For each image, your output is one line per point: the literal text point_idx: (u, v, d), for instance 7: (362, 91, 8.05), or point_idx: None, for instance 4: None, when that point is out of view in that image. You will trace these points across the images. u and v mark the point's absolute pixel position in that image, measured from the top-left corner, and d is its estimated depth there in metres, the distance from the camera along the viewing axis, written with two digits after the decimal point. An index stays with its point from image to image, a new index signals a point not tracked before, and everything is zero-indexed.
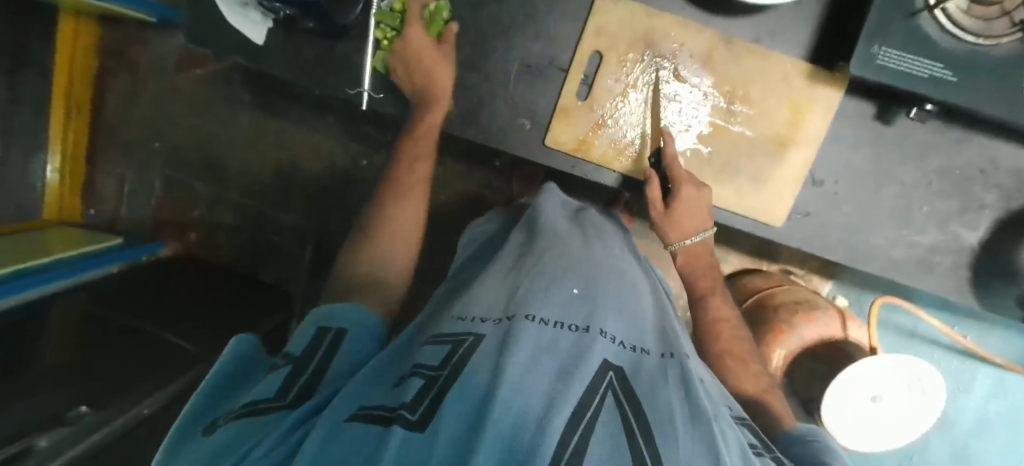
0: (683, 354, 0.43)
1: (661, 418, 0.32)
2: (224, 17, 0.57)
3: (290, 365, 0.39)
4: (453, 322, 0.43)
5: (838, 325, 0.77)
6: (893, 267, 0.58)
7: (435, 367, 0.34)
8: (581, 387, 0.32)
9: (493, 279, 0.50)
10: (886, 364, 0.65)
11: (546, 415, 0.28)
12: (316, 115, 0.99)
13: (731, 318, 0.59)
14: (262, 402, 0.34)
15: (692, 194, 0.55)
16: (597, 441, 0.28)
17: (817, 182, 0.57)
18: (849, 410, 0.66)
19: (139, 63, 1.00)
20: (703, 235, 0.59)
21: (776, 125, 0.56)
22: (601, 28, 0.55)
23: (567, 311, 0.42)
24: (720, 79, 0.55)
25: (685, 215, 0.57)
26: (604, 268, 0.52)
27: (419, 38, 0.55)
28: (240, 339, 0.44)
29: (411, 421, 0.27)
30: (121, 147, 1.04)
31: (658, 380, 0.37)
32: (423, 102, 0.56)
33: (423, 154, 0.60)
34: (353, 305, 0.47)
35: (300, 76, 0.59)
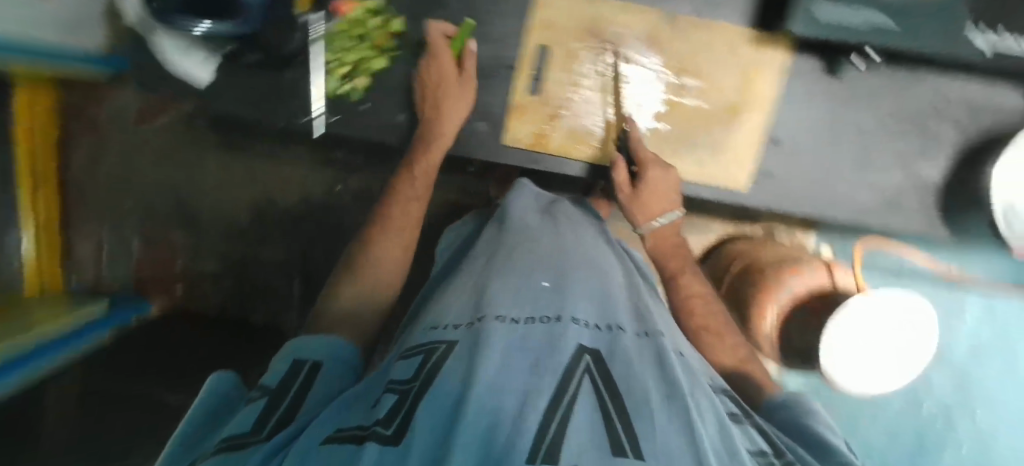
0: (659, 333, 0.46)
1: (636, 396, 0.35)
2: (167, 62, 0.58)
3: (266, 398, 0.40)
4: (426, 332, 0.45)
5: (824, 274, 0.78)
6: (859, 205, 0.66)
7: (406, 380, 0.38)
8: (555, 377, 0.36)
9: (462, 285, 0.53)
10: (879, 300, 0.66)
11: (519, 412, 0.31)
12: (286, 148, 1.00)
13: (703, 294, 0.63)
14: (236, 437, 0.35)
15: (658, 173, 0.62)
16: (575, 427, 0.31)
17: (777, 142, 0.65)
18: (846, 348, 0.66)
19: (99, 121, 1.00)
20: (675, 215, 0.64)
21: (727, 93, 0.65)
22: (547, 22, 0.63)
23: (539, 308, 0.45)
24: (671, 59, 0.65)
25: (653, 198, 0.63)
26: (574, 260, 0.55)
27: (441, 71, 0.61)
28: (214, 379, 0.45)
29: (385, 436, 0.30)
30: (94, 209, 1.03)
31: (632, 359, 0.40)
32: (428, 127, 0.62)
33: (423, 174, 0.64)
34: (327, 338, 0.49)
35: (251, 109, 0.62)
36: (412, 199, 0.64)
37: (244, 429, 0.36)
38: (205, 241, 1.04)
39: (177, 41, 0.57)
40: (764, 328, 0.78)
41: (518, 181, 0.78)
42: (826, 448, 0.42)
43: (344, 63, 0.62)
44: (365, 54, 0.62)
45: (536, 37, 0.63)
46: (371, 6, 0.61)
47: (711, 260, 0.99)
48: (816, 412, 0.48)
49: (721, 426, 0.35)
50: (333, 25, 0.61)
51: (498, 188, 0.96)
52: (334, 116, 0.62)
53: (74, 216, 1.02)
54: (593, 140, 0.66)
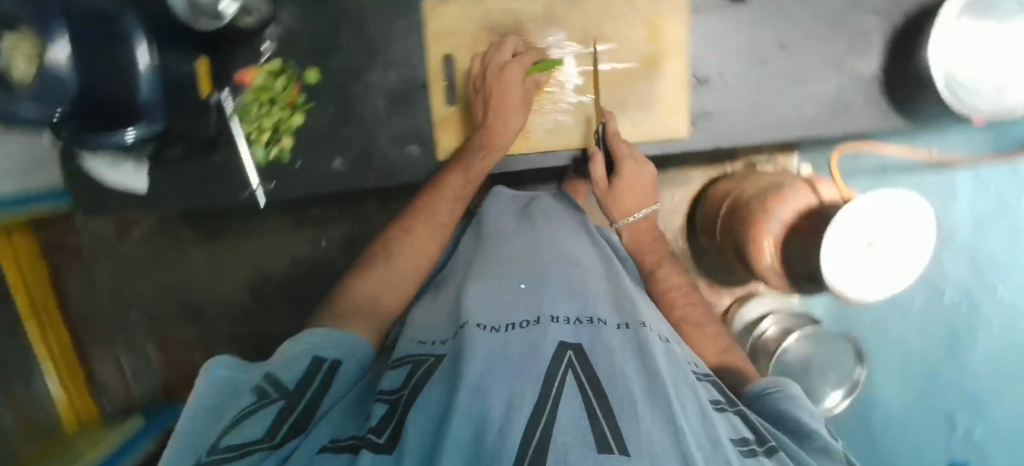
0: (641, 323, 0.45)
1: (619, 389, 0.34)
2: (105, 177, 0.61)
3: (283, 399, 0.37)
4: (412, 345, 0.46)
5: (809, 193, 0.73)
6: (813, 124, 0.58)
7: (395, 390, 0.38)
8: (537, 383, 0.35)
9: (439, 302, 0.54)
10: (870, 203, 0.63)
11: (507, 416, 0.31)
12: (261, 218, 1.02)
13: (681, 287, 0.58)
14: (247, 442, 0.32)
15: (634, 169, 0.57)
16: (562, 424, 0.30)
17: (703, 80, 0.59)
18: (843, 262, 0.63)
19: (83, 248, 1.03)
20: (650, 210, 0.60)
21: (641, 46, 0.59)
22: (439, 32, 0.60)
23: (516, 313, 0.45)
24: (572, 29, 0.60)
25: (628, 193, 0.59)
26: (548, 256, 0.54)
27: (513, 75, 0.56)
28: (215, 364, 0.40)
29: (378, 444, 0.31)
30: (104, 331, 1.05)
31: (614, 351, 0.39)
32: (483, 142, 0.57)
33: (444, 200, 0.59)
34: (348, 335, 0.48)
35: (190, 197, 0.62)
36: (458, 198, 0.59)
37: (257, 432, 0.33)
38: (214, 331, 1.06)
39: (102, 158, 0.59)
40: (764, 261, 0.75)
41: (493, 190, 0.74)
42: (805, 433, 0.39)
43: (263, 130, 0.61)
44: (278, 116, 0.61)
45: (437, 52, 0.60)
46: (269, 68, 0.60)
47: (702, 205, 0.98)
48: (796, 392, 0.43)
49: (703, 416, 0.34)
50: (242, 100, 0.60)
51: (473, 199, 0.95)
52: (270, 183, 0.62)
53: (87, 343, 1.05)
54: (540, 132, 0.62)
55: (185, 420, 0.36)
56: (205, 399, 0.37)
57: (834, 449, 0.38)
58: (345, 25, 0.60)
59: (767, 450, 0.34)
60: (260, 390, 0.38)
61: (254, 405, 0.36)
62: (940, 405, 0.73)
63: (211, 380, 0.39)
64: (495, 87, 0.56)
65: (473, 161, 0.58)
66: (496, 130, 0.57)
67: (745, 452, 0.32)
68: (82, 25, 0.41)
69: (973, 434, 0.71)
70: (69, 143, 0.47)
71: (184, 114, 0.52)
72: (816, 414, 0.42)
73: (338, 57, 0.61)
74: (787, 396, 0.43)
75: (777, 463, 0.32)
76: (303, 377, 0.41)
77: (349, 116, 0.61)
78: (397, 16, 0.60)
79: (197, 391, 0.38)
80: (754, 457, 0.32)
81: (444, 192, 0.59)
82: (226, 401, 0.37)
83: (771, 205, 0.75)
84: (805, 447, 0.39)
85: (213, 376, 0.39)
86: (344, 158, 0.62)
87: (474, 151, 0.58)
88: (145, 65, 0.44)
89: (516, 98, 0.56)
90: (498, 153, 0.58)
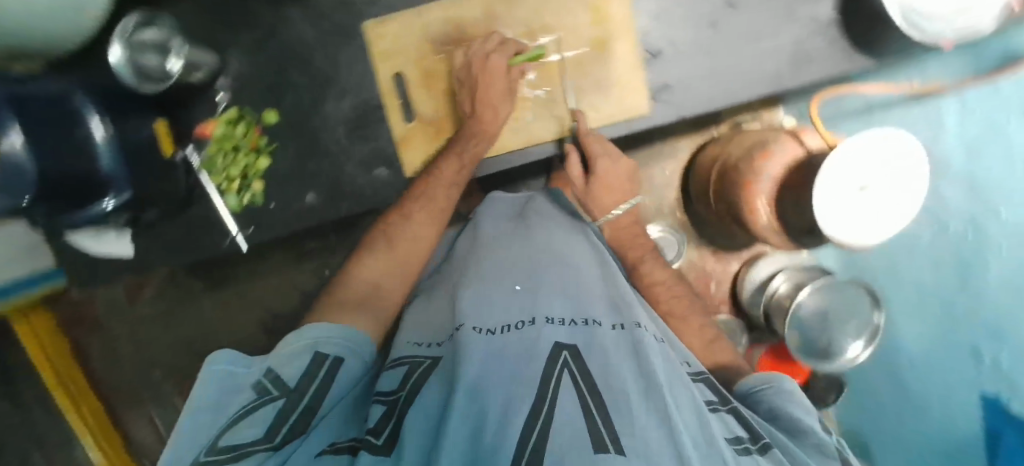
0: (635, 323, 0.44)
1: (614, 390, 0.33)
2: (92, 247, 0.61)
3: (283, 398, 0.37)
4: (409, 346, 0.47)
5: (795, 146, 0.68)
6: (776, 78, 0.57)
7: (392, 391, 0.39)
8: (533, 386, 0.34)
9: (436, 303, 0.54)
10: (861, 144, 0.58)
11: (505, 416, 0.31)
12: (262, 258, 1.02)
13: (666, 280, 0.62)
14: (245, 444, 0.32)
15: (608, 166, 0.60)
16: (559, 423, 0.29)
17: (655, 55, 0.59)
18: (832, 207, 0.57)
19: (100, 317, 1.07)
20: (632, 202, 0.64)
21: (586, 32, 0.58)
22: (384, 53, 0.60)
23: (512, 313, 0.45)
24: (513, 26, 0.59)
25: (604, 191, 0.62)
26: (540, 258, 0.54)
27: (497, 62, 0.55)
28: (220, 358, 0.41)
29: (377, 446, 0.32)
30: (132, 393, 1.08)
31: (608, 351, 0.39)
32: (474, 133, 0.57)
33: (433, 209, 0.58)
34: (352, 331, 0.45)
35: (175, 254, 0.65)
36: (453, 184, 0.59)
37: (256, 434, 0.33)
38: None
39: (85, 231, 0.59)
40: (760, 219, 0.70)
41: (490, 195, 0.73)
42: (799, 429, 0.39)
43: (231, 177, 0.62)
44: (245, 162, 0.62)
45: (386, 69, 0.61)
46: (228, 117, 0.62)
47: (693, 173, 0.94)
48: (791, 389, 0.44)
49: (699, 416, 0.33)
50: (207, 154, 0.61)
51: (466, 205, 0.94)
52: (248, 228, 0.64)
53: (118, 409, 1.09)
54: (506, 137, 0.62)
55: (189, 414, 0.37)
56: (208, 393, 0.38)
57: (828, 444, 0.37)
58: (293, 62, 0.61)
59: (761, 449, 0.33)
60: (259, 388, 0.38)
61: (254, 403, 0.36)
62: (964, 337, 0.64)
63: (213, 374, 0.40)
64: (479, 79, 0.56)
65: (466, 148, 0.58)
66: (486, 118, 0.57)
67: (739, 451, 0.32)
68: (30, 112, 0.39)
69: (1001, 369, 0.58)
70: (50, 225, 0.49)
71: (156, 178, 0.54)
72: (812, 411, 0.42)
73: (291, 94, 0.62)
74: (779, 392, 0.44)
75: (771, 461, 0.32)
76: (308, 371, 0.39)
77: (315, 149, 0.62)
78: (339, 46, 0.61)
79: (201, 384, 0.39)
80: (748, 455, 0.31)
81: (440, 178, 0.58)
82: (227, 398, 0.38)
83: (758, 163, 0.70)
84: (799, 444, 0.38)
85: (216, 369, 0.40)
86: (316, 192, 0.63)
87: (465, 142, 0.58)
88: (102, 136, 0.46)
89: (501, 91, 0.56)
90: (489, 141, 0.58)
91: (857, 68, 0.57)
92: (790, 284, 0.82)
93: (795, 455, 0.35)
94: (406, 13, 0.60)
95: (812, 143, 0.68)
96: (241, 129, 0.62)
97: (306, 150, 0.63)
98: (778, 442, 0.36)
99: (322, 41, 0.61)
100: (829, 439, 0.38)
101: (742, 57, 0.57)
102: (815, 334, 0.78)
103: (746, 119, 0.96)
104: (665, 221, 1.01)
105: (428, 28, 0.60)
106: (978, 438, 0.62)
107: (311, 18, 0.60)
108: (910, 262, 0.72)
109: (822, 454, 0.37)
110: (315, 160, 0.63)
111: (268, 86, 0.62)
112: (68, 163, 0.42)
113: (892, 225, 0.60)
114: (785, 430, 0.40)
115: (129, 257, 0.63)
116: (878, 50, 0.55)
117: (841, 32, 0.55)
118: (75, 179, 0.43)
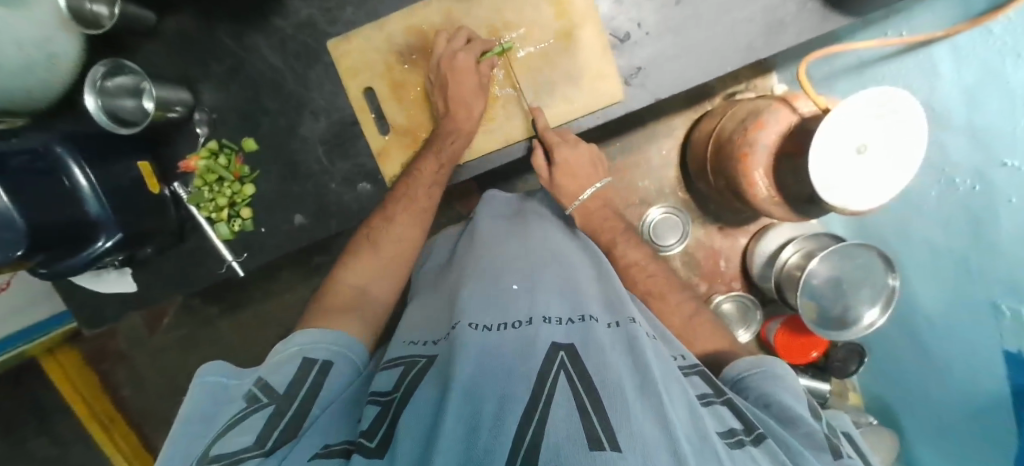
0: (630, 320, 0.42)
1: (610, 386, 0.31)
2: (98, 288, 0.68)
3: (273, 404, 0.38)
4: (402, 346, 0.45)
5: (788, 111, 0.61)
6: (749, 48, 0.57)
7: (388, 391, 0.36)
8: (530, 383, 0.31)
9: (429, 306, 0.53)
10: (848, 109, 0.51)
11: (501, 411, 0.28)
12: (271, 278, 1.04)
13: (642, 260, 0.61)
14: (235, 451, 0.33)
15: (571, 152, 0.60)
16: (555, 422, 0.27)
17: (623, 40, 0.58)
18: (834, 177, 0.51)
19: (124, 349, 1.11)
20: (601, 185, 0.63)
21: (549, 24, 0.58)
22: (353, 68, 0.61)
23: (509, 312, 0.42)
24: (476, 26, 0.59)
25: (568, 178, 0.62)
26: (536, 257, 0.52)
27: (463, 60, 0.56)
28: (213, 369, 0.43)
29: (369, 449, 0.30)
30: (160, 419, 1.12)
31: (605, 348, 0.36)
32: (450, 130, 0.58)
33: (409, 215, 0.59)
34: (341, 334, 0.48)
35: (176, 286, 0.68)
36: (433, 184, 0.60)
37: (248, 441, 0.34)
38: None
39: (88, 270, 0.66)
40: (758, 193, 0.63)
41: (487, 193, 0.71)
42: (791, 417, 0.38)
43: (219, 207, 0.64)
44: (230, 191, 0.64)
45: (355, 85, 0.61)
46: (209, 148, 0.63)
47: (690, 150, 0.89)
48: (780, 374, 0.44)
49: (693, 411, 0.32)
50: (193, 188, 0.64)
51: (462, 205, 0.93)
52: (241, 254, 0.66)
53: (150, 436, 1.13)
54: (480, 139, 0.62)
55: (181, 426, 0.38)
56: (199, 405, 0.40)
57: (818, 433, 0.37)
58: (265, 88, 0.63)
59: (754, 439, 0.33)
60: (251, 396, 0.39)
61: (245, 411, 0.37)
62: (981, 292, 0.58)
63: (205, 386, 0.41)
64: (449, 78, 0.56)
65: (443, 145, 0.59)
66: (460, 116, 0.58)
67: (732, 445, 0.31)
68: (15, 172, 0.43)
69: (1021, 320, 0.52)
70: (52, 278, 0.53)
71: (145, 213, 0.58)
72: (801, 396, 0.42)
73: (267, 120, 0.64)
74: (769, 376, 0.44)
75: (765, 454, 0.31)
76: (297, 377, 0.41)
77: (296, 172, 0.64)
78: (306, 67, 0.62)
79: (191, 397, 0.41)
80: (741, 448, 0.31)
81: (421, 179, 0.59)
82: (221, 408, 0.39)
83: (750, 134, 0.63)
84: (790, 432, 0.38)
85: (206, 380, 0.42)
86: (302, 213, 0.65)
87: (442, 139, 0.59)
88: (87, 183, 0.50)
89: (472, 87, 0.57)
90: (465, 138, 0.59)
91: (832, 28, 0.55)
92: (802, 254, 0.79)
93: (787, 442, 0.34)
94: (368, 26, 0.60)
95: (807, 109, 0.60)
96: (222, 163, 0.63)
97: (289, 172, 0.65)
98: (770, 431, 0.36)
99: (289, 65, 0.62)
100: (820, 427, 0.38)
101: (711, 31, 0.56)
102: (829, 301, 0.74)
103: (739, 90, 0.92)
104: (666, 202, 0.97)
105: (392, 39, 0.60)
106: (1008, 397, 0.56)
107: (273, 44, 0.61)
108: (923, 225, 0.66)
109: (813, 444, 0.36)
110: (295, 182, 0.65)
111: (243, 115, 0.63)
112: (61, 213, 0.47)
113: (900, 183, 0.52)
114: (776, 416, 0.39)
115: (132, 291, 0.68)
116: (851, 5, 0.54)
117: None
118: (65, 227, 0.47)
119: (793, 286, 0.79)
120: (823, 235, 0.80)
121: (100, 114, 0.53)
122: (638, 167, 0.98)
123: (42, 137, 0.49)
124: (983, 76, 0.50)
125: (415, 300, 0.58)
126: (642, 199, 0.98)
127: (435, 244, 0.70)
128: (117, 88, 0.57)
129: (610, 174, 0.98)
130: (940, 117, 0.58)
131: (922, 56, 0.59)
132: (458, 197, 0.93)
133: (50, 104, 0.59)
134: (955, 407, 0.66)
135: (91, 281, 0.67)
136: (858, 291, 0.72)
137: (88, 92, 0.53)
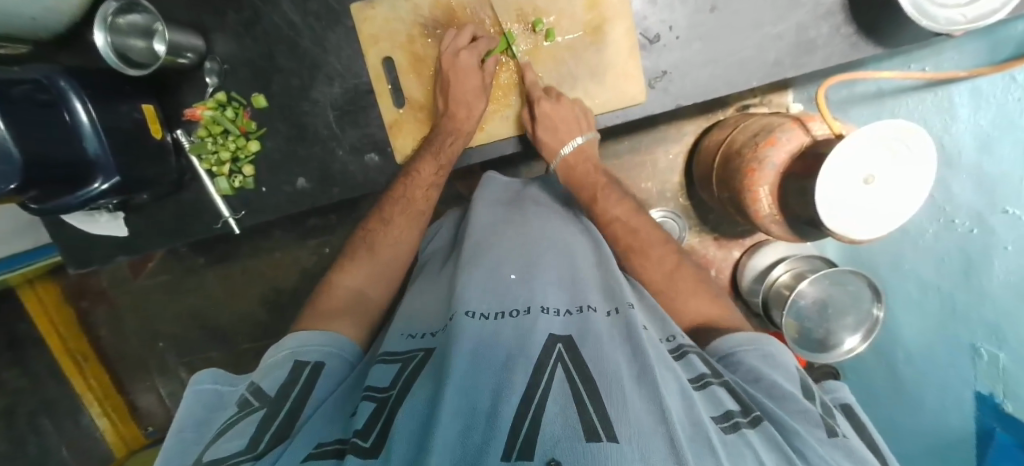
0: (628, 305, 0.43)
1: (607, 376, 0.31)
2: (87, 229, 0.67)
3: (265, 408, 0.38)
4: (402, 339, 0.45)
5: (800, 132, 0.60)
6: (777, 66, 0.56)
7: (384, 388, 0.36)
8: (528, 371, 0.31)
9: (431, 289, 0.53)
10: (859, 145, 0.49)
11: (496, 406, 0.28)
12: (262, 236, 1.02)
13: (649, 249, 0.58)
14: (230, 455, 0.32)
15: (551, 105, 0.57)
16: (550, 415, 0.27)
17: (653, 40, 0.57)
18: (837, 204, 0.51)
19: (106, 291, 1.09)
20: (582, 141, 0.60)
21: (581, 18, 0.57)
22: (375, 34, 0.59)
23: (507, 300, 0.42)
24: (507, 9, 0.57)
25: (548, 131, 0.58)
26: (535, 246, 0.52)
27: (466, 61, 0.56)
28: (201, 378, 0.43)
29: (363, 449, 0.29)
30: (138, 363, 1.13)
31: (603, 339, 0.36)
32: (452, 116, 0.58)
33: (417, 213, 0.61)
34: (333, 336, 0.48)
35: (170, 237, 0.67)
36: (432, 184, 0.60)
37: (240, 445, 0.33)
38: (237, 349, 1.09)
39: (80, 211, 0.65)
40: (761, 210, 0.63)
41: (486, 175, 0.70)
42: (781, 394, 0.38)
43: (221, 162, 0.63)
44: (235, 145, 0.62)
45: (374, 54, 0.60)
46: (216, 100, 0.61)
47: (698, 156, 0.88)
48: (777, 353, 0.44)
49: (685, 395, 0.32)
50: (196, 138, 0.63)
51: (464, 185, 0.91)
52: (240, 212, 0.66)
53: (126, 378, 1.13)
54: (492, 124, 0.63)
55: (173, 435, 0.37)
56: (194, 412, 0.40)
57: (812, 410, 0.37)
58: (281, 45, 0.61)
59: (751, 422, 0.33)
60: (244, 401, 0.39)
61: (237, 416, 0.37)
62: (961, 332, 0.60)
63: (200, 393, 0.41)
64: (450, 76, 0.57)
65: (442, 145, 0.59)
66: (460, 114, 0.58)
67: (728, 428, 0.31)
68: (13, 102, 0.42)
69: (997, 366, 0.55)
70: (44, 213, 0.52)
71: (147, 161, 0.57)
72: (791, 375, 0.42)
73: (279, 78, 0.62)
74: (764, 355, 0.43)
75: (761, 436, 0.31)
76: (288, 381, 0.41)
77: (304, 135, 0.63)
78: (326, 28, 0.60)
79: (186, 404, 0.41)
80: (738, 432, 0.31)
81: (418, 180, 0.60)
82: (215, 415, 0.39)
83: (761, 151, 0.62)
84: (782, 407, 0.38)
85: (203, 388, 0.42)
86: (306, 177, 0.65)
87: (442, 139, 0.59)
88: (87, 118, 0.49)
89: (473, 88, 0.57)
90: (465, 138, 0.59)
91: (861, 56, 0.55)
92: (791, 274, 0.80)
93: (783, 423, 0.34)
94: None
95: (819, 132, 0.59)
96: (230, 115, 0.62)
97: (295, 134, 0.63)
98: (762, 411, 0.36)
99: (308, 23, 0.60)
100: (813, 405, 0.37)
101: (743, 44, 0.56)
102: (813, 324, 0.75)
103: (754, 103, 0.91)
104: (666, 206, 0.97)
105: (418, 12, 0.58)
106: (970, 437, 0.60)
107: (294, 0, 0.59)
108: (915, 257, 0.66)
109: (806, 421, 0.36)
110: (300, 145, 0.64)
111: (254, 70, 0.62)
112: (56, 150, 0.45)
113: (909, 206, 0.52)
114: (766, 391, 0.39)
115: (123, 237, 0.67)
116: (884, 36, 0.54)
117: (846, 18, 0.54)
118: (63, 165, 0.46)
119: (780, 303, 0.80)
120: (817, 259, 0.80)
121: (110, 52, 0.51)
122: (645, 167, 0.97)
123: (44, 68, 0.48)
124: (1002, 126, 0.50)
125: (413, 285, 0.59)
126: (644, 200, 0.98)
127: (433, 229, 0.70)
128: (128, 26, 0.55)
129: (615, 171, 0.98)
130: (949, 156, 0.58)
131: (942, 94, 0.59)
132: (460, 177, 0.91)
133: (54, 35, 0.58)
134: (919, 431, 0.69)
135: (83, 222, 0.66)
136: (842, 318, 0.73)
137: (99, 28, 0.50)
